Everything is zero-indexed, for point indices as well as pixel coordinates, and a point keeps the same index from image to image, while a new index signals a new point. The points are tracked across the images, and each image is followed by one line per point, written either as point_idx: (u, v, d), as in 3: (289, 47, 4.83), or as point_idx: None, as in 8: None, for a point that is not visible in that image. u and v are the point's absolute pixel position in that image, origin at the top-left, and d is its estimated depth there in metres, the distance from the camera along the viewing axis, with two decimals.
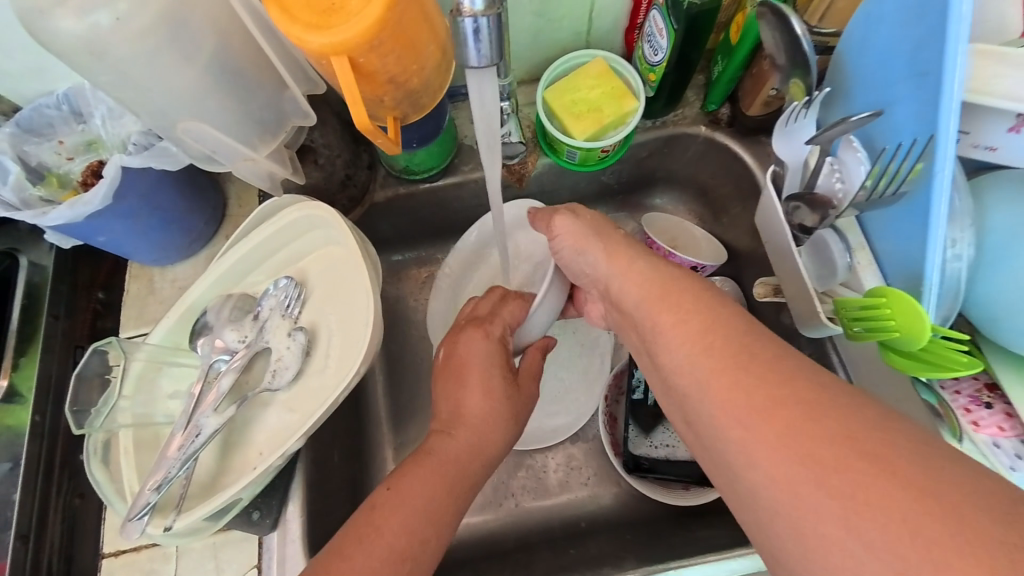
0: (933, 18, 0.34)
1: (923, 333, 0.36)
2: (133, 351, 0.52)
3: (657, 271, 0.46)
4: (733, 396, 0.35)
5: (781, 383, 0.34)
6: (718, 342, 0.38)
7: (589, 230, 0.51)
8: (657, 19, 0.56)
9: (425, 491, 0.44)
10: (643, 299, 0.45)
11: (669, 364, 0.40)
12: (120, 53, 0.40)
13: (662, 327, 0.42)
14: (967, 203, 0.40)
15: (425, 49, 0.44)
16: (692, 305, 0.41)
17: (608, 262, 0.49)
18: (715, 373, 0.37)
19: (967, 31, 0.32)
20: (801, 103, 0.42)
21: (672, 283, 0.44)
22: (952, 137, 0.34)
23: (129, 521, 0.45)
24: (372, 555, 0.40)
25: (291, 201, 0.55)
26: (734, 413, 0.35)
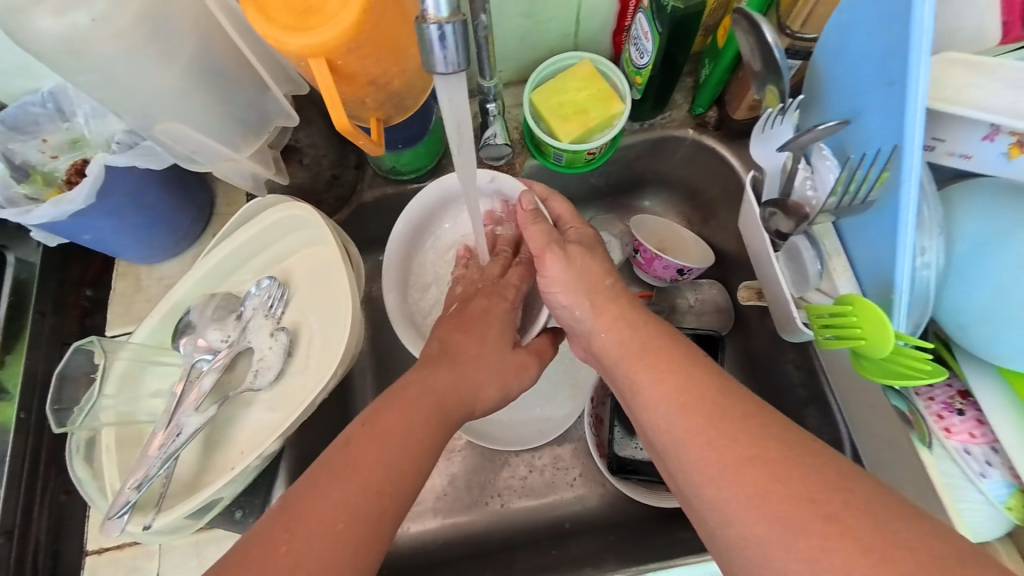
0: (898, 28, 0.34)
1: (888, 341, 0.36)
2: (116, 349, 0.52)
3: (636, 329, 0.47)
4: (706, 452, 0.36)
5: (753, 443, 0.35)
6: (694, 400, 0.39)
7: (579, 283, 0.51)
8: (643, 23, 0.56)
9: (401, 425, 0.44)
10: (626, 356, 0.46)
11: (650, 421, 0.42)
12: (98, 54, 0.40)
13: (643, 388, 0.43)
14: (936, 212, 0.40)
15: (407, 50, 0.44)
16: (671, 365, 0.42)
17: (596, 315, 0.50)
18: (692, 432, 0.38)
19: (930, 41, 0.33)
20: (775, 111, 0.42)
21: (655, 341, 0.45)
22: (917, 146, 0.34)
23: (108, 520, 0.46)
24: (351, 493, 0.38)
25: (275, 201, 0.55)
26: (708, 470, 0.36)
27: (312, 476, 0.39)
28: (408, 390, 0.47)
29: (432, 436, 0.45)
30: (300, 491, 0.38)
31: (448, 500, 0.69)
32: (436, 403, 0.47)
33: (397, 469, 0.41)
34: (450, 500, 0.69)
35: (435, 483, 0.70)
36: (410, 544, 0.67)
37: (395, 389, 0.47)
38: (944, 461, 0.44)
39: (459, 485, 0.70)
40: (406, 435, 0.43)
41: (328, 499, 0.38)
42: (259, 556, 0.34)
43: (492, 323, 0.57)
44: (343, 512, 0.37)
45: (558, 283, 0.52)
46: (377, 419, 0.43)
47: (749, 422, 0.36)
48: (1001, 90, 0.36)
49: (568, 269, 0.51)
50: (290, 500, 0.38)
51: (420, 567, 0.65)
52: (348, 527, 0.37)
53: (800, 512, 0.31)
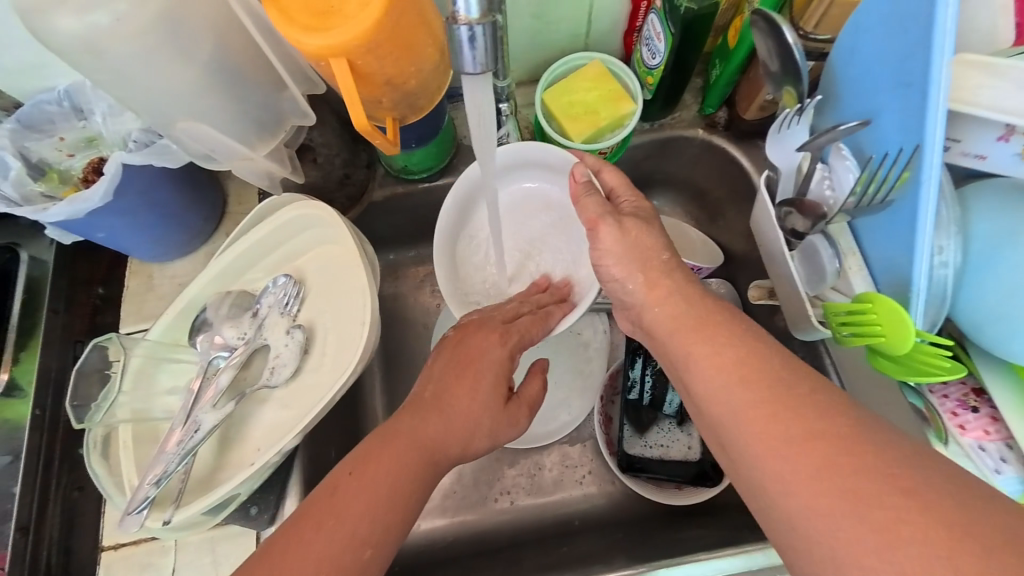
0: (918, 30, 0.35)
1: (906, 339, 0.37)
2: (132, 346, 0.52)
3: (689, 302, 0.46)
4: (764, 429, 0.35)
5: (819, 422, 0.34)
6: (753, 376, 0.38)
7: (632, 255, 0.49)
8: (654, 23, 0.56)
9: (388, 477, 0.44)
10: (680, 328, 0.44)
11: (702, 393, 0.40)
12: (122, 53, 0.40)
13: (698, 362, 0.41)
14: (953, 211, 0.40)
15: (424, 51, 0.44)
16: (728, 337, 0.41)
17: (649, 289, 0.47)
18: (749, 410, 0.37)
19: (952, 43, 0.33)
20: (792, 112, 0.42)
21: (712, 315, 0.44)
22: (937, 146, 0.35)
23: (127, 515, 0.46)
24: (330, 551, 0.39)
25: (289, 200, 0.56)
26: (769, 447, 0.35)
27: (294, 528, 0.41)
28: (398, 435, 0.47)
29: (416, 488, 0.45)
30: (281, 542, 0.40)
31: (457, 498, 0.70)
32: (427, 449, 0.47)
33: (376, 525, 0.42)
34: (459, 498, 0.70)
35: (445, 481, 0.70)
36: (420, 542, 0.67)
37: (386, 432, 0.47)
38: (960, 457, 0.44)
39: (468, 483, 0.70)
40: (391, 484, 0.44)
41: (311, 553, 0.39)
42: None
43: (492, 368, 0.52)
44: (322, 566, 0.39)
45: (611, 254, 0.49)
46: (363, 471, 0.44)
47: (808, 398, 0.36)
48: (1012, 91, 0.36)
49: (621, 239, 0.49)
50: (271, 546, 0.40)
51: (430, 564, 0.65)
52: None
53: (869, 488, 0.31)
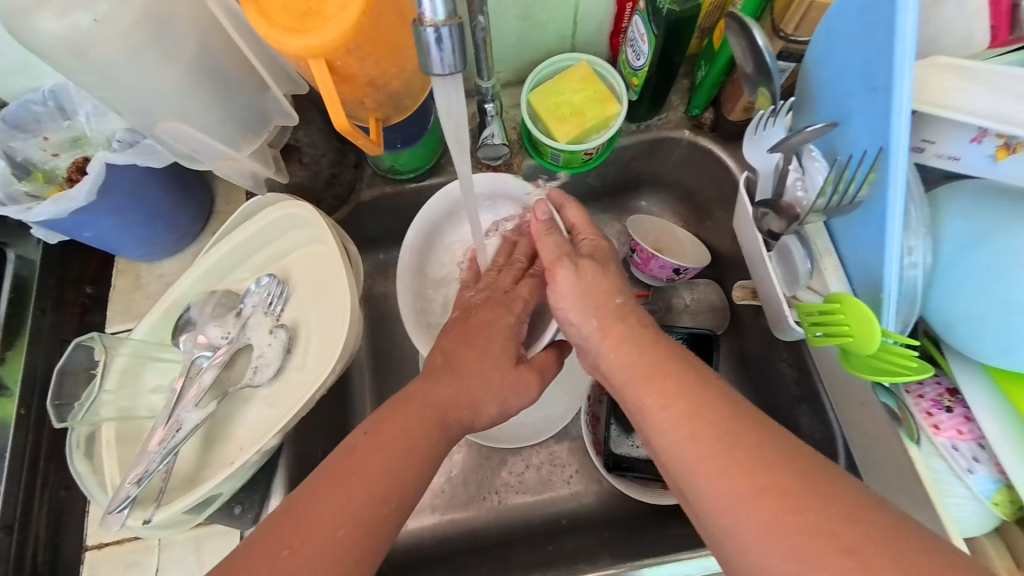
0: (882, 34, 0.35)
1: (872, 339, 0.37)
2: (116, 345, 0.52)
3: (643, 349, 0.46)
4: (716, 472, 0.36)
5: (767, 468, 0.34)
6: (699, 424, 0.39)
7: (588, 298, 0.51)
8: (639, 25, 0.56)
9: (407, 437, 0.44)
10: (635, 373, 0.45)
11: (659, 444, 0.41)
12: (100, 54, 0.40)
13: (651, 413, 0.42)
14: (922, 212, 0.40)
15: (404, 51, 0.44)
16: (676, 389, 0.41)
17: (602, 334, 0.49)
18: (701, 459, 0.37)
19: (913, 48, 0.33)
20: (767, 112, 0.43)
21: (661, 361, 0.44)
22: (903, 148, 0.35)
23: (109, 513, 0.46)
24: (353, 504, 0.39)
25: (273, 199, 0.56)
26: (724, 494, 0.35)
27: (310, 487, 0.40)
28: (411, 401, 0.48)
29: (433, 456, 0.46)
30: (299, 498, 0.39)
31: (445, 497, 0.70)
32: (438, 418, 0.48)
33: (397, 481, 0.42)
34: (447, 497, 0.70)
35: (434, 480, 0.70)
36: (407, 541, 0.68)
37: (400, 401, 0.48)
38: (934, 457, 0.44)
39: (457, 482, 0.71)
40: (410, 442, 0.44)
41: (333, 501, 0.39)
42: (263, 548, 0.36)
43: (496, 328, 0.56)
44: (344, 520, 0.38)
45: (567, 297, 0.51)
46: (379, 431, 0.44)
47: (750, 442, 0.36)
48: (984, 94, 0.36)
49: (577, 282, 0.51)
50: (288, 507, 0.39)
51: (419, 562, 0.66)
52: (347, 539, 0.38)
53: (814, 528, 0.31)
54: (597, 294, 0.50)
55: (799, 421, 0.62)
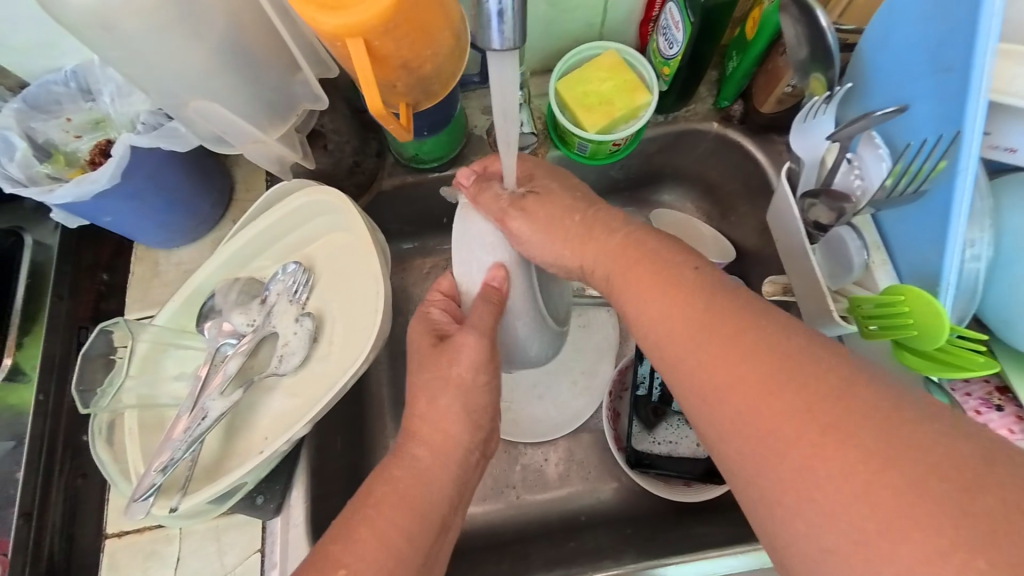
0: (964, 13, 0.33)
1: (940, 332, 0.36)
2: (138, 331, 0.52)
3: (621, 250, 0.44)
4: (697, 368, 0.35)
5: (771, 373, 0.32)
6: (685, 310, 0.37)
7: (547, 216, 0.48)
8: (672, 12, 0.55)
9: (403, 498, 0.43)
10: (626, 279, 0.42)
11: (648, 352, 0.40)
12: (134, 30, 0.39)
13: (645, 309, 0.40)
14: (986, 202, 0.40)
15: (439, 33, 0.43)
16: (655, 290, 0.39)
17: (575, 252, 0.47)
18: (694, 344, 0.36)
19: (999, 28, 0.32)
20: (820, 99, 0.42)
21: (648, 259, 0.42)
22: (977, 135, 0.34)
23: (133, 502, 0.45)
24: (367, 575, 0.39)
25: (300, 184, 0.55)
26: (718, 376, 0.34)
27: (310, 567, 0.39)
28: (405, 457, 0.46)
29: (437, 500, 0.44)
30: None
31: None
32: (438, 468, 0.46)
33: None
34: None
35: None
36: None
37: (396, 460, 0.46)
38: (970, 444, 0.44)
39: None
40: (399, 529, 0.41)
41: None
42: None
43: (438, 358, 0.49)
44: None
45: (533, 244, 0.48)
46: (374, 492, 0.43)
47: (737, 325, 0.35)
48: None
49: (534, 225, 0.47)
50: None
51: None
52: None
53: (802, 402, 0.30)
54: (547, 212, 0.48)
55: None
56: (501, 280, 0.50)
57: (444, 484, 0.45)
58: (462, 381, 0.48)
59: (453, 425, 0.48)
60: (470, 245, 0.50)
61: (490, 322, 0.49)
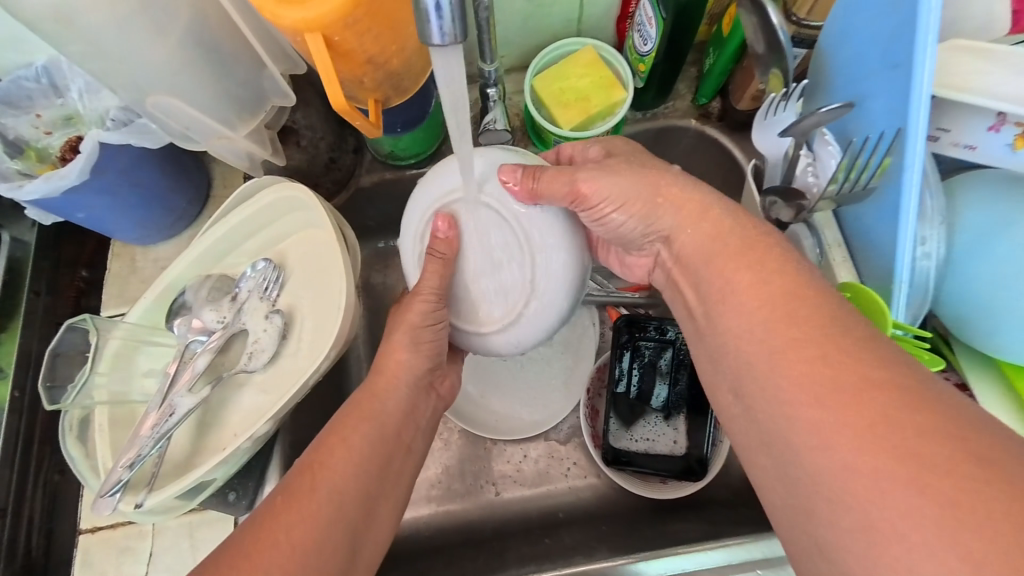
0: (907, 8, 0.34)
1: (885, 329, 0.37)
2: (108, 328, 0.52)
3: (733, 225, 0.42)
4: (794, 350, 0.35)
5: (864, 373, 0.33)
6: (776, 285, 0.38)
7: (636, 185, 0.46)
8: (646, 8, 0.55)
9: (373, 422, 0.48)
10: (708, 252, 0.42)
11: (731, 324, 0.39)
12: (90, 25, 0.39)
13: (729, 277, 0.40)
14: (937, 202, 0.40)
15: (404, 29, 0.43)
16: (771, 266, 0.39)
17: (674, 215, 0.45)
18: (777, 319, 0.37)
19: (937, 23, 0.32)
20: (779, 95, 0.42)
21: (741, 232, 0.42)
22: (921, 132, 0.34)
23: (100, 498, 0.45)
24: (344, 482, 0.44)
25: (267, 182, 0.55)
26: (816, 360, 0.34)
27: (293, 480, 0.43)
28: (378, 388, 0.51)
29: (392, 414, 0.50)
30: (292, 483, 0.43)
31: (442, 488, 0.69)
32: (404, 395, 0.51)
33: (369, 490, 0.45)
34: (443, 489, 0.69)
35: (430, 471, 0.70)
36: (404, 531, 0.67)
37: (370, 390, 0.50)
38: None
39: (453, 473, 0.70)
40: (367, 447, 0.47)
41: (322, 494, 0.43)
42: (256, 544, 0.39)
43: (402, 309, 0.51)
44: (332, 503, 0.43)
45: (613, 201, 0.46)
46: (348, 417, 0.48)
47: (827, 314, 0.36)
48: (1008, 76, 0.36)
49: (608, 182, 0.46)
50: (279, 495, 0.43)
51: (412, 555, 0.65)
52: (339, 517, 0.43)
53: (863, 391, 0.32)
54: (626, 182, 0.46)
55: None
56: (448, 230, 0.47)
57: (395, 403, 0.50)
58: (413, 323, 0.50)
59: (402, 356, 0.51)
60: (432, 185, 0.49)
61: (437, 284, 0.48)
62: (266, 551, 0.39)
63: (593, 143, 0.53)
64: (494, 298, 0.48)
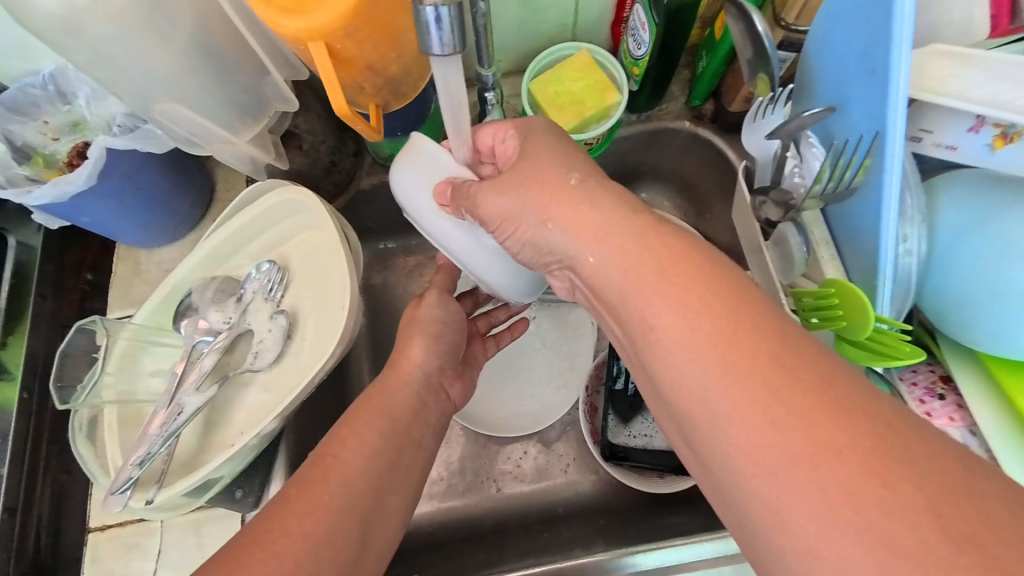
0: (880, 18, 0.35)
1: (867, 321, 0.38)
2: (117, 330, 0.53)
3: (648, 250, 0.37)
4: (747, 412, 0.30)
5: (830, 435, 0.28)
6: (707, 329, 0.33)
7: (544, 201, 0.41)
8: (639, 14, 0.56)
9: (381, 422, 0.51)
10: (625, 287, 0.37)
11: (666, 377, 0.34)
12: (99, 34, 0.40)
13: (655, 321, 0.35)
14: (918, 201, 0.41)
15: (404, 35, 0.44)
16: (700, 306, 0.33)
17: (580, 237, 0.39)
18: (717, 370, 0.31)
19: (910, 31, 0.34)
20: (765, 99, 0.43)
21: (664, 259, 0.36)
22: (898, 135, 0.35)
23: (110, 495, 0.47)
24: (355, 475, 0.46)
25: (273, 185, 0.56)
26: (765, 425, 0.29)
27: (305, 473, 0.45)
28: (389, 390, 0.54)
29: (401, 411, 0.53)
30: (306, 473, 0.45)
31: (443, 485, 0.70)
32: (411, 398, 0.54)
33: (379, 483, 0.47)
34: (443, 486, 0.70)
35: (431, 468, 0.71)
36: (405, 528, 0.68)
37: (378, 392, 0.54)
38: None
39: (454, 470, 0.71)
40: (376, 443, 0.49)
41: (334, 485, 0.45)
42: (269, 530, 0.40)
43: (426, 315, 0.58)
44: (344, 495, 0.44)
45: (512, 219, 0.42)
46: (357, 417, 0.51)
47: (776, 364, 0.31)
48: (984, 80, 0.37)
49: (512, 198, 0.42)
50: (291, 486, 0.44)
51: (414, 551, 0.66)
52: (349, 508, 0.44)
53: (837, 467, 0.27)
54: (544, 196, 0.41)
55: None
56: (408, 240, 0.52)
57: (403, 401, 0.53)
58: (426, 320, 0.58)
59: (414, 352, 0.56)
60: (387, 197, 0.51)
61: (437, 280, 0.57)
62: (279, 538, 0.40)
63: (511, 133, 0.47)
64: None
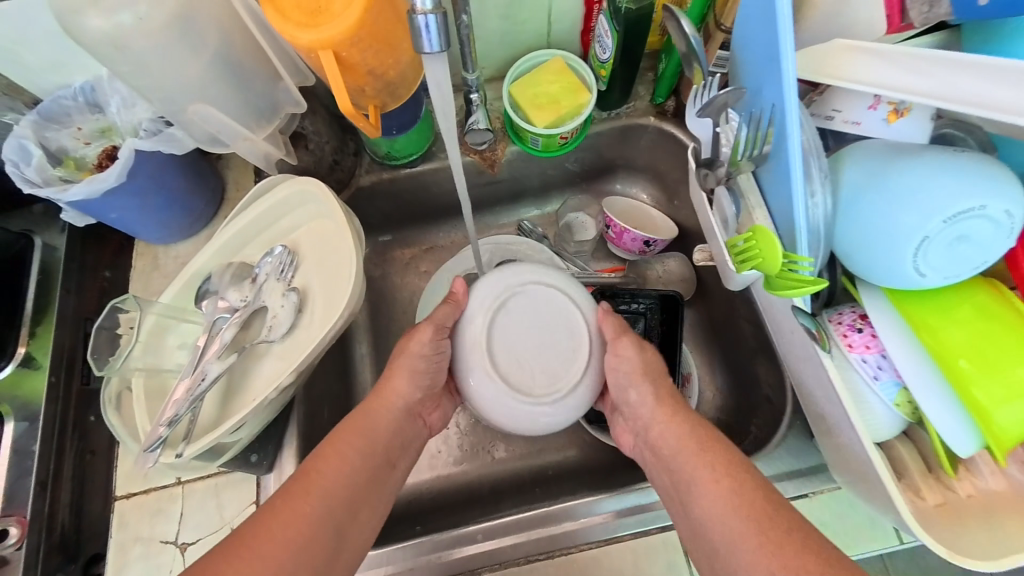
0: (769, 14, 0.43)
1: (775, 254, 0.47)
2: (146, 306, 0.59)
3: (694, 427, 0.55)
4: (750, 539, 0.45)
5: (804, 558, 0.42)
6: (727, 486, 0.48)
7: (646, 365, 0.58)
8: (603, 23, 0.64)
9: (364, 443, 0.55)
10: (675, 448, 0.54)
11: (700, 514, 0.49)
12: (140, 46, 0.47)
13: (694, 474, 0.51)
14: (822, 163, 0.49)
15: (400, 45, 0.52)
16: (726, 469, 0.50)
17: (656, 405, 0.57)
18: (733, 509, 0.47)
19: (790, 23, 0.41)
20: (698, 87, 0.53)
21: (702, 435, 0.53)
22: (795, 108, 0.43)
23: (143, 452, 0.52)
24: (337, 485, 0.51)
25: (281, 179, 0.63)
26: (761, 551, 0.44)
27: (292, 483, 0.50)
28: (374, 411, 0.59)
29: (383, 430, 0.58)
30: (293, 481, 0.50)
31: (444, 455, 0.76)
32: (393, 428, 0.59)
33: (354, 497, 0.52)
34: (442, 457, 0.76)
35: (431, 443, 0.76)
36: (408, 496, 0.73)
37: (363, 411, 0.59)
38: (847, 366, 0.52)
39: (452, 443, 0.77)
40: (357, 459, 0.54)
41: (315, 495, 0.49)
42: (255, 534, 0.46)
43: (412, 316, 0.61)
44: (324, 507, 0.49)
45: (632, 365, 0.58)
46: (341, 433, 0.55)
47: (775, 511, 0.46)
48: (879, 66, 0.45)
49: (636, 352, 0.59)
50: (275, 498, 0.49)
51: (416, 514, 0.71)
52: (326, 520, 0.49)
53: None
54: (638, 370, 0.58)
55: (757, 369, 0.72)
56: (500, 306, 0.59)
57: (384, 423, 0.58)
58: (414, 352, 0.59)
59: (395, 386, 0.60)
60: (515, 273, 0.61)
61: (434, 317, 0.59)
62: (262, 541, 0.45)
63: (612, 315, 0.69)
64: (513, 369, 0.57)
